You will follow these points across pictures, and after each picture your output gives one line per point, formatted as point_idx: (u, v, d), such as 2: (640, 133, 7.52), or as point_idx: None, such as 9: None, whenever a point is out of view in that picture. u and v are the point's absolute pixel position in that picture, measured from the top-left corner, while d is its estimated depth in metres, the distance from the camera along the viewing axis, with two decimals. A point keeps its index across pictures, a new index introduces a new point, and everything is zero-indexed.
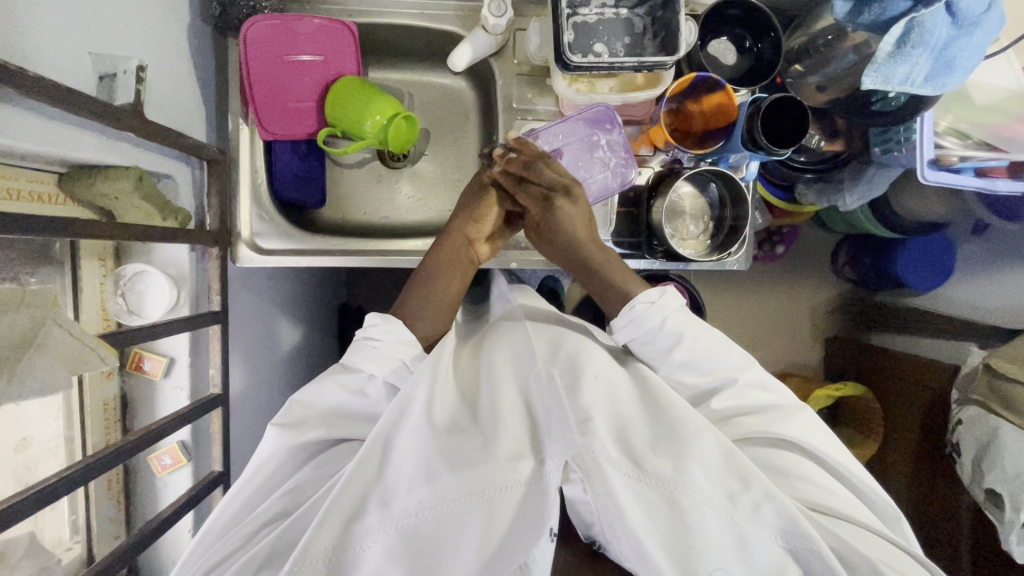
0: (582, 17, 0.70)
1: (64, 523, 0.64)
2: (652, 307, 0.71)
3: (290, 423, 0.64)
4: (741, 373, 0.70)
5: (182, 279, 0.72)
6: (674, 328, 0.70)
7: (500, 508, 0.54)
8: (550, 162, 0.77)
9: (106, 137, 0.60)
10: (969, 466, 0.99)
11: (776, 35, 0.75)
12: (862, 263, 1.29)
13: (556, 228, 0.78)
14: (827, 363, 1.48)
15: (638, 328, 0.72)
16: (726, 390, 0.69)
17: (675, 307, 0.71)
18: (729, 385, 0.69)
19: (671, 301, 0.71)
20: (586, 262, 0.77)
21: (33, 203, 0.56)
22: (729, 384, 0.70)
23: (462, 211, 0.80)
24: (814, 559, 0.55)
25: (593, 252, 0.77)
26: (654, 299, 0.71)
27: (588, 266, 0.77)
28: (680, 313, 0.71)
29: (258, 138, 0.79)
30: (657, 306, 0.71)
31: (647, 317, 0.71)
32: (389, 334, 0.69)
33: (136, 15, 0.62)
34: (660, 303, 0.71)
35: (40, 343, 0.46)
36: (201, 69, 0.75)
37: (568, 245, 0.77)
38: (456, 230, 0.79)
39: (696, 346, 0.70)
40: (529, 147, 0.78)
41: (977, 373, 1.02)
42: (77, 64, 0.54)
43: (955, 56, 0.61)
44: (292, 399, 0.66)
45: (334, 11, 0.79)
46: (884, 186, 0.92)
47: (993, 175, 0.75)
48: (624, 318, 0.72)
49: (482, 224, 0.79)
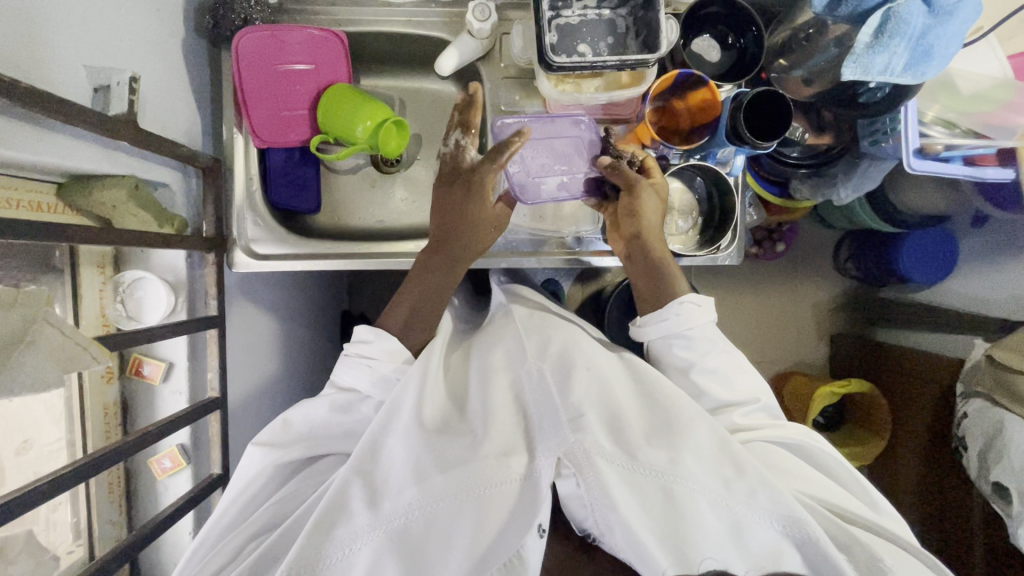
0: (565, 19, 0.71)
1: (65, 524, 0.65)
2: (700, 309, 0.71)
3: (274, 443, 0.67)
4: (763, 395, 0.72)
5: (179, 285, 0.74)
6: (707, 334, 0.71)
7: (491, 506, 0.55)
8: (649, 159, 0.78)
9: (102, 147, 0.62)
10: (975, 459, 0.98)
11: (757, 30, 0.77)
12: (864, 259, 1.29)
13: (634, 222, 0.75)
14: (833, 362, 1.45)
15: (671, 327, 0.70)
16: (750, 406, 0.70)
17: (711, 319, 0.72)
18: (753, 402, 0.70)
19: (712, 312, 0.72)
20: (655, 264, 0.74)
21: (31, 212, 0.58)
22: (753, 402, 0.70)
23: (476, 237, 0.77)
24: (810, 544, 0.56)
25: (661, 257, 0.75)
26: (700, 303, 0.71)
27: (657, 269, 0.74)
28: (714, 325, 0.71)
29: (252, 146, 0.81)
30: (702, 310, 0.71)
31: (688, 316, 0.70)
32: (382, 349, 0.69)
33: (130, 29, 0.64)
34: (703, 309, 0.71)
35: (30, 342, 0.48)
36: (196, 81, 0.77)
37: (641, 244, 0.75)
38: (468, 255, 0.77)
39: (709, 343, 0.70)
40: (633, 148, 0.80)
41: (981, 364, 1.00)
42: (73, 76, 0.57)
43: (933, 44, 0.62)
44: (280, 419, 0.68)
45: (324, 21, 0.81)
46: (879, 177, 0.91)
47: (983, 164, 0.77)
48: (671, 312, 0.70)
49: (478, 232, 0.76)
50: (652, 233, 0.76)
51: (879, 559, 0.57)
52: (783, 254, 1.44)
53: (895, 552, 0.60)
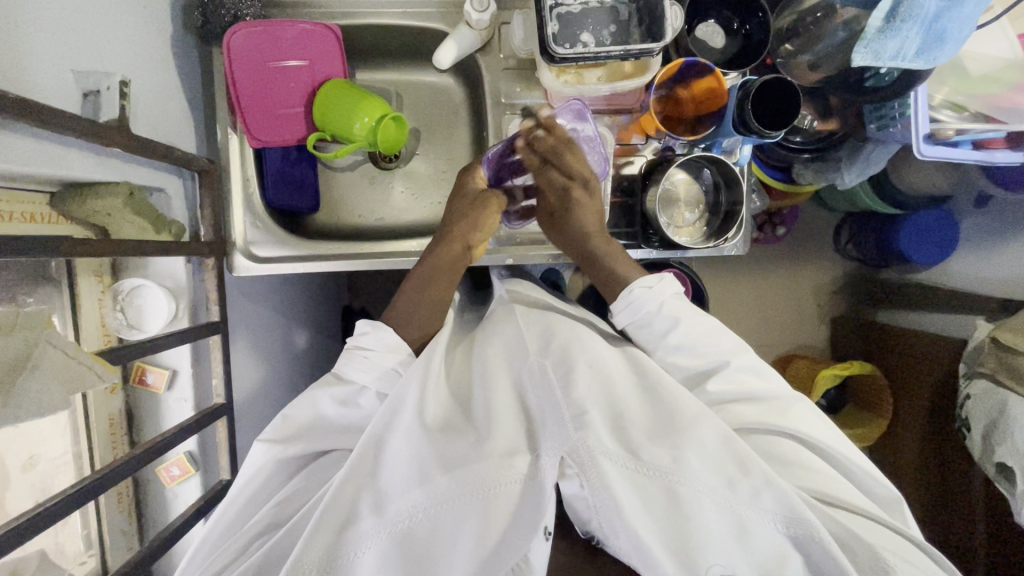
0: (565, 8, 0.68)
1: (77, 536, 0.65)
2: (649, 291, 0.71)
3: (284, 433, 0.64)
4: (736, 355, 0.69)
5: (180, 291, 0.73)
6: (672, 311, 0.70)
7: (495, 508, 0.54)
8: (576, 152, 0.76)
9: (96, 154, 0.60)
10: (979, 439, 0.97)
11: (763, 15, 0.76)
12: (864, 239, 1.28)
13: (568, 222, 0.77)
14: (834, 342, 1.46)
15: (636, 313, 0.71)
16: (719, 372, 0.68)
17: (671, 294, 0.71)
18: (722, 368, 0.68)
19: (668, 287, 0.71)
20: (591, 255, 0.76)
21: (25, 223, 0.57)
22: (721, 367, 0.68)
23: (462, 213, 0.76)
24: (815, 545, 0.55)
25: (601, 248, 0.76)
26: (652, 284, 0.71)
27: (591, 259, 0.76)
28: (677, 300, 0.71)
29: (247, 146, 0.79)
30: (655, 291, 0.71)
31: (644, 301, 0.71)
32: (381, 342, 0.68)
33: (119, 30, 0.62)
34: (657, 288, 0.71)
35: (34, 365, 0.47)
36: (187, 79, 0.75)
37: (579, 238, 0.77)
38: (459, 233, 0.75)
39: (692, 329, 0.69)
40: (560, 132, 0.76)
41: (985, 347, 0.99)
42: (61, 83, 0.54)
43: (946, 27, 0.60)
44: (281, 415, 0.66)
45: (317, 15, 0.79)
46: (883, 162, 0.90)
47: (991, 147, 0.75)
48: (625, 300, 0.71)
49: (482, 232, 0.76)
50: (594, 231, 0.76)
51: (883, 559, 0.56)
52: (785, 238, 1.42)
53: (902, 547, 0.59)
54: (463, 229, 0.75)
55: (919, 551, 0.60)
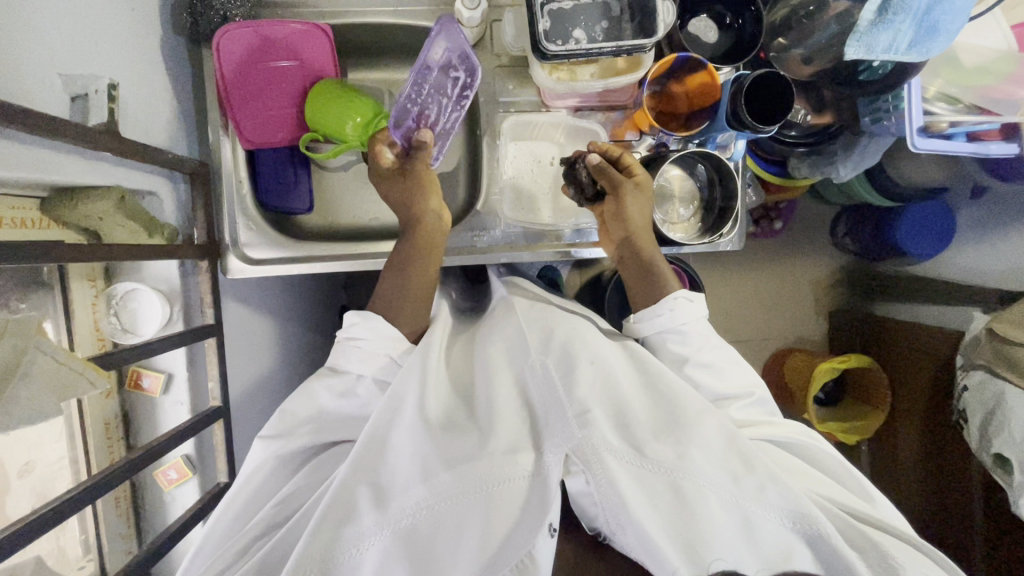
0: (558, 4, 0.68)
1: (74, 542, 0.65)
2: (691, 305, 0.70)
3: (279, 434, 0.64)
4: (757, 387, 0.71)
5: (173, 294, 0.73)
6: (701, 328, 0.71)
7: (499, 505, 0.54)
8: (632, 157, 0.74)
9: (86, 158, 0.60)
10: (976, 431, 0.97)
11: (756, 8, 0.76)
12: (862, 231, 1.27)
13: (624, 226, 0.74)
14: (832, 336, 1.45)
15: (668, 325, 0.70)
16: (747, 398, 0.69)
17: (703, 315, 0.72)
18: (747, 396, 0.69)
19: (703, 307, 0.71)
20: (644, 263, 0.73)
21: (15, 229, 0.57)
22: (749, 395, 0.70)
23: (402, 189, 0.73)
24: (820, 541, 0.56)
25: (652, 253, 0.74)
26: (692, 299, 0.71)
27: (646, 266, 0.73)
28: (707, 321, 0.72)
29: (239, 148, 0.78)
30: (695, 306, 0.71)
31: (682, 314, 0.70)
32: (371, 331, 0.67)
33: (106, 32, 0.62)
34: (696, 305, 0.71)
35: (25, 372, 0.47)
36: (178, 81, 0.75)
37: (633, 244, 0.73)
38: (410, 209, 0.73)
39: (717, 353, 0.71)
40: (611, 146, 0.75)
41: (981, 338, 0.99)
42: (48, 87, 0.54)
43: (939, 19, 0.60)
44: (281, 408, 0.65)
45: (307, 15, 0.79)
46: (877, 156, 0.92)
47: (986, 139, 0.75)
48: (665, 308, 0.70)
49: (427, 197, 0.74)
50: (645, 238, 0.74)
51: (889, 556, 0.56)
52: (782, 232, 1.42)
53: (911, 552, 0.59)
54: (413, 201, 0.73)
55: (929, 558, 0.60)
